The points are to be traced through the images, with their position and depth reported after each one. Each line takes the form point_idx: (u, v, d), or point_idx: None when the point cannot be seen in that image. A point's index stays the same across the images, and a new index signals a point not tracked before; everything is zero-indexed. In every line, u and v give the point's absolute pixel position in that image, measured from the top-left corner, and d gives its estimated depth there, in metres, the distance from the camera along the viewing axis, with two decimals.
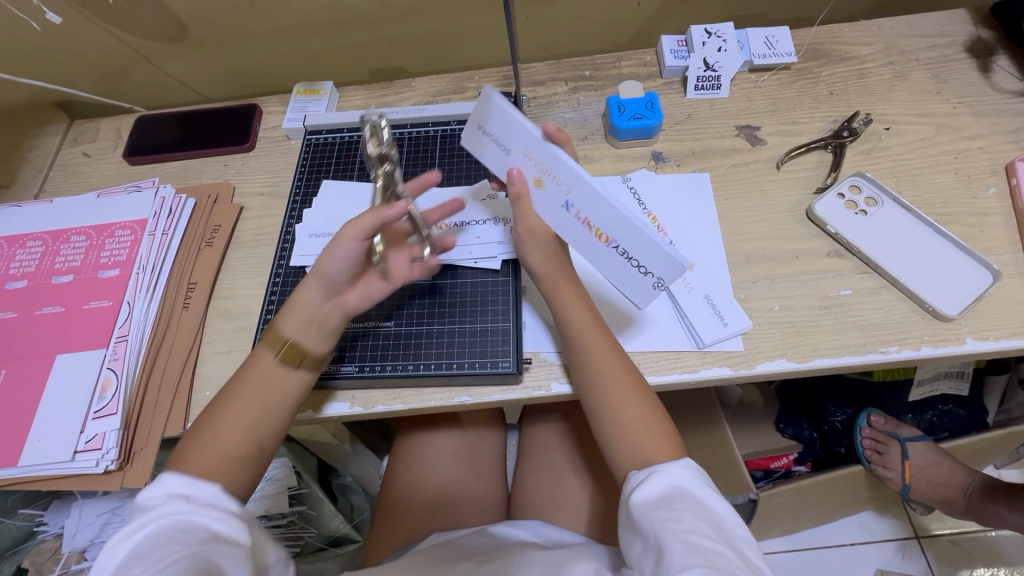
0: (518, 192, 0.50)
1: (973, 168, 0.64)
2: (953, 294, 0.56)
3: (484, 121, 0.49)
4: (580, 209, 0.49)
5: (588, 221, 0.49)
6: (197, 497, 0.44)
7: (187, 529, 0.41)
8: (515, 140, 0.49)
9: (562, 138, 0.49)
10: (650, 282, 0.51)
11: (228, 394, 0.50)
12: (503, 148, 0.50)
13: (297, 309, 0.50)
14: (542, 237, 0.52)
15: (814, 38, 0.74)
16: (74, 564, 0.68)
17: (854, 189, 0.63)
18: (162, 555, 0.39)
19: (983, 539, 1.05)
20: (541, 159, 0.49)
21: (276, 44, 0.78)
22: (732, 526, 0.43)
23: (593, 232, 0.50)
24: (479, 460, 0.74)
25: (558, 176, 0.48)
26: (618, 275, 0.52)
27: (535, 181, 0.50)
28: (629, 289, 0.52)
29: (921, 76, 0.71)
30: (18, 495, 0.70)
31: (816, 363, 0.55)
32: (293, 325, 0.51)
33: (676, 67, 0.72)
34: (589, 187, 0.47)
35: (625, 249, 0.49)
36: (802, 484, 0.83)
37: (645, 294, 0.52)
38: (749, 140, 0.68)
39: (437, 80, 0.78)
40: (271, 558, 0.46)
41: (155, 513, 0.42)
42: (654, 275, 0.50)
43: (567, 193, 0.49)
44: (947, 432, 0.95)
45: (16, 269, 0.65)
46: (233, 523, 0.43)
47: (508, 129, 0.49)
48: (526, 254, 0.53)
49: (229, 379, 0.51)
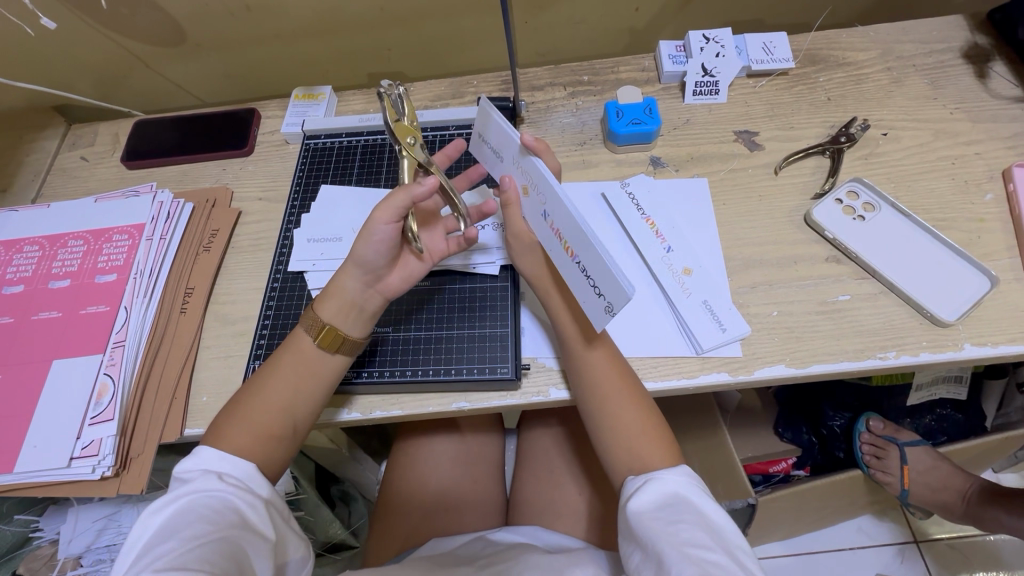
0: (507, 199, 0.52)
1: (970, 173, 0.64)
2: (951, 300, 0.56)
3: (484, 132, 0.53)
4: (552, 220, 0.47)
5: (559, 233, 0.47)
6: (228, 475, 0.44)
7: (218, 508, 0.42)
8: (504, 148, 0.50)
9: (542, 147, 0.48)
10: (604, 307, 0.45)
11: (243, 399, 0.50)
12: (499, 157, 0.52)
13: (335, 295, 0.51)
14: (528, 242, 0.53)
15: (812, 43, 0.74)
16: (70, 570, 0.68)
17: (852, 195, 0.63)
18: (190, 532, 0.40)
19: (981, 543, 1.05)
20: (524, 168, 0.49)
21: (275, 48, 0.78)
22: (731, 534, 0.43)
23: (562, 244, 0.47)
24: (477, 465, 0.74)
25: (536, 185, 0.48)
26: (581, 293, 0.47)
27: (524, 189, 0.51)
28: (591, 313, 0.47)
29: (918, 82, 0.71)
30: (13, 500, 0.69)
31: (814, 369, 0.55)
32: (330, 313, 0.51)
33: (674, 72, 0.72)
34: (555, 196, 0.45)
35: (584, 267, 0.45)
36: (801, 488, 0.83)
37: (601, 319, 0.45)
38: (747, 145, 0.68)
39: (436, 85, 0.78)
40: (290, 556, 0.46)
41: (191, 486, 0.43)
42: (606, 298, 0.44)
43: (543, 202, 0.48)
44: (946, 437, 0.95)
45: (13, 274, 0.65)
46: (261, 510, 0.44)
47: (499, 137, 0.50)
48: (516, 256, 0.55)
49: (246, 383, 0.52)
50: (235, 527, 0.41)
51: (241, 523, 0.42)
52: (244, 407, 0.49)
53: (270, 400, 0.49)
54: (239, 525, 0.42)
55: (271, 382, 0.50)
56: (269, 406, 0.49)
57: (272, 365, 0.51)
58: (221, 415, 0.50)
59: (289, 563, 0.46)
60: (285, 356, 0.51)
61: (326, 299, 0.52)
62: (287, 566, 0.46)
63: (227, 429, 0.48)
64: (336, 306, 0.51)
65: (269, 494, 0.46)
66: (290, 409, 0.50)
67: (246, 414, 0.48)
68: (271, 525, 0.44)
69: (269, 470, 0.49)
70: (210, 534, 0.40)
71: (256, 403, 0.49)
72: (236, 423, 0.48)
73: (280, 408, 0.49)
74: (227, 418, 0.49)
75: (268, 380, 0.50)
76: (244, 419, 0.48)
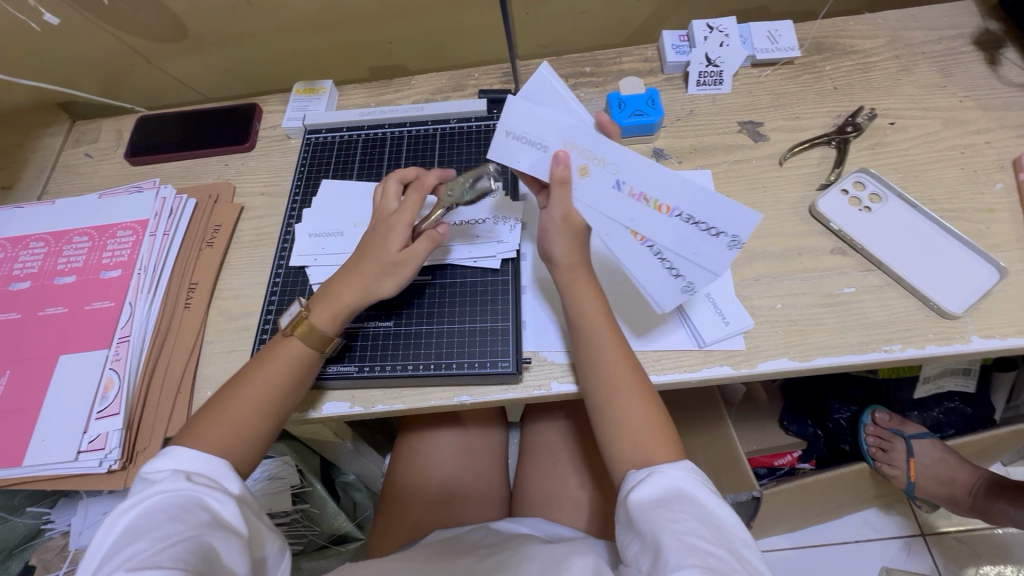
0: (564, 176, 0.48)
1: (980, 163, 0.63)
2: (958, 292, 0.55)
3: (517, 125, 0.49)
4: (632, 186, 0.48)
5: (643, 195, 0.48)
6: (198, 476, 0.44)
7: (188, 507, 0.42)
8: (562, 132, 0.48)
9: (613, 130, 0.51)
10: (680, 286, 0.51)
11: (220, 399, 0.50)
12: (540, 146, 0.49)
13: (338, 307, 0.53)
14: (577, 225, 0.51)
15: (818, 32, 0.73)
16: (80, 561, 0.69)
17: (858, 185, 0.62)
18: (161, 532, 0.40)
19: (989, 536, 1.04)
20: (589, 149, 0.48)
21: (275, 43, 0.78)
22: (732, 527, 0.43)
23: (650, 204, 0.48)
24: (480, 459, 0.74)
25: (604, 159, 0.48)
26: (647, 275, 0.51)
27: (580, 170, 0.49)
28: (658, 293, 0.52)
29: (927, 70, 0.70)
30: (25, 493, 0.72)
31: (819, 362, 0.54)
32: (325, 318, 0.53)
33: (677, 63, 0.71)
34: (638, 158, 0.46)
35: (684, 216, 0.48)
36: (806, 482, 0.83)
37: (673, 298, 0.51)
38: (751, 136, 0.67)
39: (437, 79, 0.78)
40: (267, 550, 0.46)
41: (159, 487, 0.43)
42: (686, 278, 0.50)
43: (615, 172, 0.48)
44: (954, 429, 0.94)
45: (19, 270, 0.65)
46: (235, 506, 0.44)
47: (545, 122, 0.48)
48: (552, 242, 0.52)
49: (225, 384, 0.52)
50: (207, 524, 0.41)
51: (214, 520, 0.42)
52: (221, 405, 0.50)
53: (251, 400, 0.50)
54: (210, 522, 0.42)
55: (250, 382, 0.51)
56: (248, 406, 0.50)
57: (252, 366, 0.52)
58: (195, 414, 0.50)
59: (266, 557, 0.46)
60: (272, 354, 0.52)
61: (323, 305, 0.53)
62: (265, 561, 0.46)
63: (204, 429, 0.48)
64: (329, 312, 0.53)
65: (241, 491, 0.46)
66: (271, 408, 0.51)
67: (223, 415, 0.49)
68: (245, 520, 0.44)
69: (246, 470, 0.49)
70: (180, 532, 0.40)
71: (235, 402, 0.50)
72: (213, 423, 0.49)
73: (259, 408, 0.50)
74: (202, 417, 0.49)
75: (248, 379, 0.51)
76: (223, 421, 0.49)
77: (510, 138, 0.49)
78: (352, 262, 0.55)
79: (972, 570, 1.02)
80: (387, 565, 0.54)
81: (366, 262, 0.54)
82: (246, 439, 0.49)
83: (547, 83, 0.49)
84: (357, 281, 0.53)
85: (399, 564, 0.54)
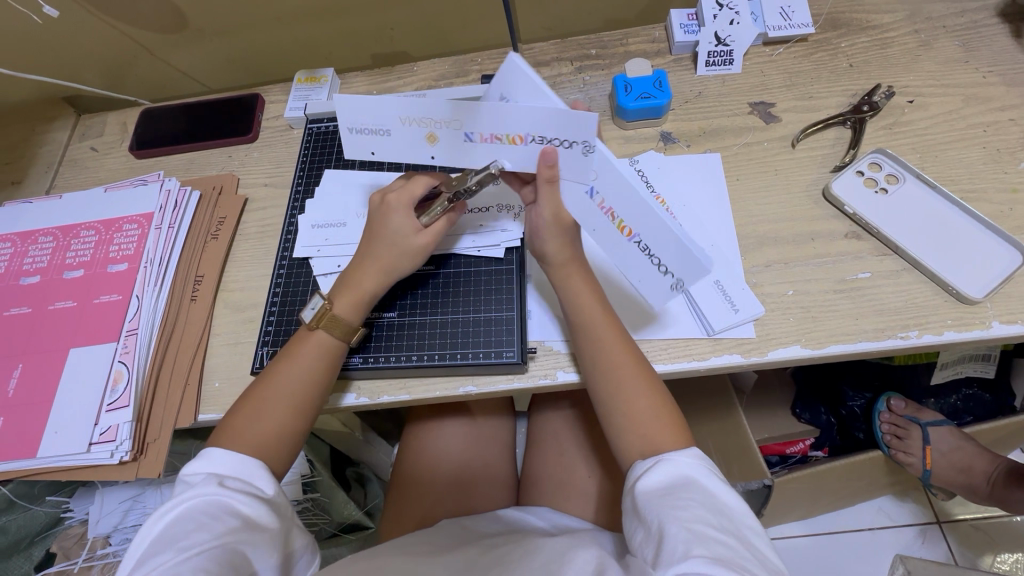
0: (550, 176, 0.48)
1: (1004, 141, 0.61)
2: (979, 276, 0.53)
3: (354, 120, 0.49)
4: (604, 197, 0.48)
5: (495, 136, 0.47)
6: (229, 480, 0.44)
7: (217, 512, 0.42)
8: (524, 122, 0.45)
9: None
10: (669, 283, 0.49)
11: (254, 396, 0.50)
12: (383, 131, 0.50)
13: (353, 289, 0.54)
14: (564, 224, 0.51)
15: (833, 7, 0.70)
16: (99, 548, 0.71)
17: (874, 167, 0.60)
18: (188, 542, 0.40)
19: (1007, 524, 1.03)
20: (445, 118, 0.47)
21: (275, 31, 0.76)
22: (745, 517, 0.42)
23: (506, 141, 0.48)
24: (488, 448, 0.74)
25: (443, 119, 0.48)
26: (638, 272, 0.51)
27: (428, 139, 0.50)
28: (648, 288, 0.51)
29: (949, 45, 0.67)
30: (44, 483, 0.70)
31: (831, 350, 0.53)
32: (348, 306, 0.53)
33: (686, 43, 0.69)
34: (469, 105, 0.46)
35: (540, 138, 0.47)
36: (819, 469, 0.82)
37: (664, 296, 0.50)
38: (763, 118, 0.65)
39: (440, 64, 0.77)
40: (296, 546, 0.46)
41: (192, 492, 0.43)
42: (674, 274, 0.48)
43: (594, 179, 0.47)
44: (971, 417, 0.92)
45: (29, 265, 0.66)
46: (264, 509, 0.44)
47: (375, 111, 0.48)
48: (543, 242, 0.52)
49: (256, 382, 0.52)
50: (236, 529, 0.41)
51: (243, 523, 0.42)
52: (255, 405, 0.50)
53: (284, 398, 0.50)
54: (237, 527, 0.41)
55: (280, 380, 0.51)
56: (284, 402, 0.50)
57: (279, 363, 0.52)
58: (229, 415, 0.50)
59: (295, 553, 0.46)
60: (299, 348, 0.52)
61: (344, 294, 0.54)
62: (296, 560, 0.46)
63: (242, 430, 0.49)
64: (349, 301, 0.53)
65: (274, 493, 0.46)
66: (305, 403, 0.51)
67: (261, 414, 0.49)
68: (275, 521, 0.44)
69: (276, 468, 0.49)
70: (208, 540, 0.40)
71: (268, 403, 0.50)
72: (252, 422, 0.49)
73: (292, 404, 0.50)
74: (238, 418, 0.50)
75: (277, 376, 0.51)
76: (261, 419, 0.49)
77: (354, 133, 0.50)
78: (364, 247, 0.55)
79: (990, 558, 1.01)
80: (394, 553, 0.54)
81: (381, 245, 0.54)
82: (286, 435, 0.50)
83: (520, 75, 0.44)
84: (374, 264, 0.54)
85: (405, 554, 0.54)
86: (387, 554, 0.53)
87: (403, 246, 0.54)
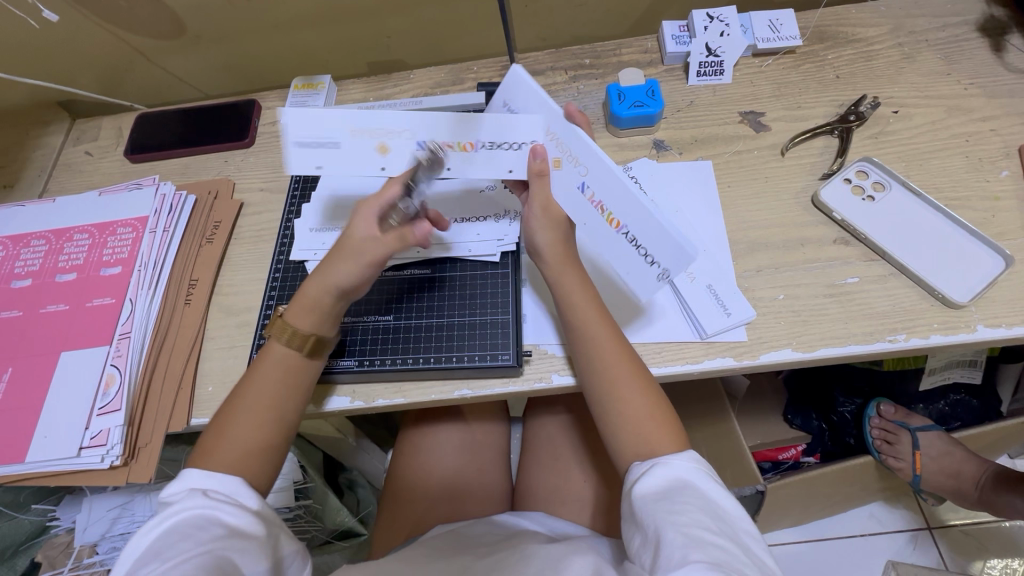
0: (541, 169, 0.50)
1: (985, 151, 0.62)
2: (963, 281, 0.55)
3: (303, 132, 0.49)
4: (594, 192, 0.49)
5: (447, 144, 0.50)
6: (213, 494, 0.44)
7: (200, 525, 0.42)
8: (466, 125, 0.49)
9: (584, 122, 0.50)
10: (657, 273, 0.50)
11: (225, 416, 0.50)
12: (332, 143, 0.50)
13: (310, 305, 0.52)
14: (558, 217, 0.52)
15: (820, 20, 0.72)
16: (85, 557, 0.69)
17: (861, 175, 0.62)
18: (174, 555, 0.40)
19: (996, 529, 1.04)
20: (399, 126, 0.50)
21: (272, 38, 0.77)
22: (738, 519, 0.43)
23: (457, 149, 0.50)
24: (482, 453, 0.73)
25: (397, 129, 0.50)
26: (626, 264, 0.51)
27: (379, 149, 0.50)
28: (635, 281, 0.51)
29: (931, 57, 0.69)
30: (30, 490, 0.70)
31: (822, 353, 0.54)
32: (302, 321, 0.52)
33: (677, 54, 0.70)
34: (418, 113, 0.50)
35: (490, 144, 0.50)
36: (810, 475, 0.83)
37: (650, 286, 0.50)
38: (753, 127, 0.67)
39: (436, 72, 0.80)
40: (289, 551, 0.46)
41: (177, 507, 0.43)
42: (662, 264, 0.49)
43: (584, 174, 0.49)
44: (959, 422, 0.93)
45: (21, 269, 0.66)
46: (250, 517, 0.44)
47: (328, 123, 0.49)
48: (534, 231, 0.52)
49: (223, 405, 0.51)
50: (223, 538, 0.42)
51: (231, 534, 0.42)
52: (227, 425, 0.49)
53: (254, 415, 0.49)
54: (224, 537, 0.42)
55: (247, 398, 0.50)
56: (253, 421, 0.49)
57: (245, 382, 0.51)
58: (204, 438, 0.50)
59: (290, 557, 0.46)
60: (262, 366, 0.51)
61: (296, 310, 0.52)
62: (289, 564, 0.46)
63: (214, 451, 0.48)
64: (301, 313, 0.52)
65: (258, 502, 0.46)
66: (275, 419, 0.50)
67: (230, 434, 0.48)
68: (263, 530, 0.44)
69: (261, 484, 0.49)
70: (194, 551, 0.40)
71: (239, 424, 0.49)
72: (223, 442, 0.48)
73: (264, 420, 0.49)
74: (210, 441, 0.49)
75: (244, 393, 0.50)
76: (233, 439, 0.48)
77: (300, 146, 0.50)
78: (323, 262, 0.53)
79: (979, 563, 1.02)
80: (388, 562, 0.53)
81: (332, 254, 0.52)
82: (260, 453, 0.49)
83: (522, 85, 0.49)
84: (320, 277, 0.52)
85: (399, 562, 0.53)
86: (380, 561, 0.53)
87: (351, 254, 0.51)
